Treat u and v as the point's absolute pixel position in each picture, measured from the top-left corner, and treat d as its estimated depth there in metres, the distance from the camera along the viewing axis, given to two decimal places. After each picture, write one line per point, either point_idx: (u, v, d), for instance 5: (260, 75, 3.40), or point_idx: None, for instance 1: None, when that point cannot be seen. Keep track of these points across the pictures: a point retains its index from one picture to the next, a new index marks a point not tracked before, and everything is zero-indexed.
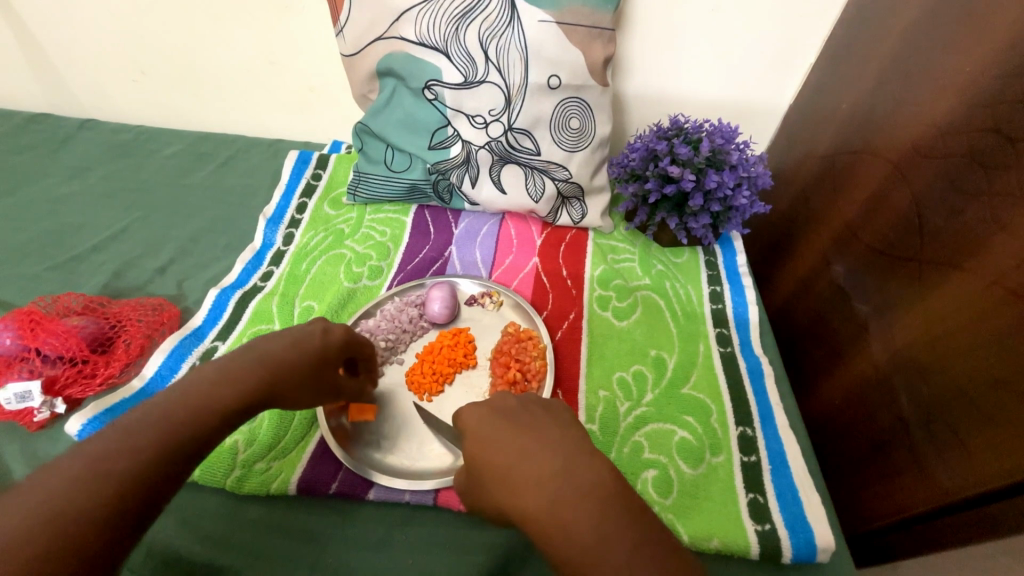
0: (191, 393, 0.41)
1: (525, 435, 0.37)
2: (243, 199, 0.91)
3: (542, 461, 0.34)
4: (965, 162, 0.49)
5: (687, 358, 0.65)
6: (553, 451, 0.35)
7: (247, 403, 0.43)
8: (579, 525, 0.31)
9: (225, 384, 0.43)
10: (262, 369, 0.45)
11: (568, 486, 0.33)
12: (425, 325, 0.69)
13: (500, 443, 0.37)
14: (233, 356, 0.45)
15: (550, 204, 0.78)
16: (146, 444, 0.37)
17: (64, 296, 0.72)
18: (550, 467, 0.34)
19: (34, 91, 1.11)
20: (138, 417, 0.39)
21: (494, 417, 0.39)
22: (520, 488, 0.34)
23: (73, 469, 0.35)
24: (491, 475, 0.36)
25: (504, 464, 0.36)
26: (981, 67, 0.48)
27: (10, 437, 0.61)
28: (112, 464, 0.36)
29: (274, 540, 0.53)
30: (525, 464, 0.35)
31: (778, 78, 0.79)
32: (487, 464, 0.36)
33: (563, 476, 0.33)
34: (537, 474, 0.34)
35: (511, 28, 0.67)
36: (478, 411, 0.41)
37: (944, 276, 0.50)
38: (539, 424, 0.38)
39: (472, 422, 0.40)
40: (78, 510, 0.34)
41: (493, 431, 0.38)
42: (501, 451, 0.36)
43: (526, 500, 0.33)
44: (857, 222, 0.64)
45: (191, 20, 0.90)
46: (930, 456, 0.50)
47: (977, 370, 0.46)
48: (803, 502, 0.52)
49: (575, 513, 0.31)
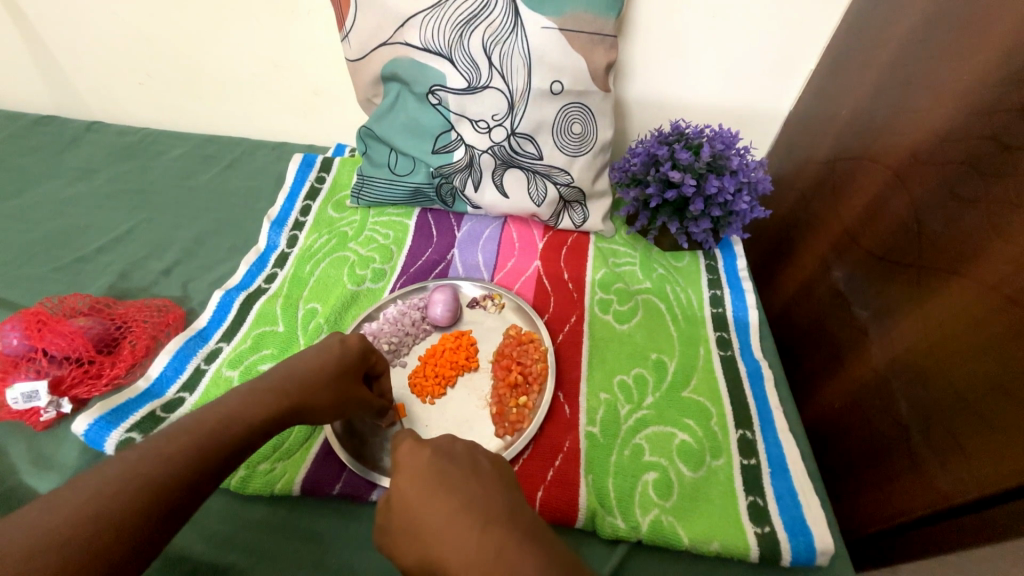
0: (225, 407, 0.43)
1: (467, 481, 0.36)
2: (248, 202, 0.92)
3: (482, 505, 0.34)
4: (963, 170, 0.50)
5: (688, 361, 0.66)
6: (499, 499, 0.35)
7: (274, 420, 0.45)
8: (524, 568, 0.29)
9: (253, 400, 0.45)
10: (289, 384, 0.47)
11: (513, 529, 0.32)
12: (427, 328, 0.70)
13: (441, 485, 0.35)
14: (261, 375, 0.47)
15: (552, 208, 0.79)
16: (175, 450, 0.39)
17: (71, 297, 0.73)
18: (493, 512, 0.33)
19: (41, 93, 1.12)
20: (177, 426, 0.41)
21: (436, 460, 0.38)
22: (461, 531, 0.32)
23: (105, 474, 0.37)
24: (427, 517, 0.34)
25: (439, 510, 0.34)
26: (980, 75, 0.49)
27: (16, 436, 0.62)
28: (144, 468, 0.37)
29: (278, 540, 0.53)
30: (465, 510, 0.33)
31: (778, 83, 0.79)
32: (424, 506, 0.35)
33: (507, 519, 0.33)
34: (482, 515, 0.33)
35: (515, 35, 0.68)
36: (418, 448, 0.39)
37: (943, 282, 0.51)
38: (481, 469, 0.37)
39: (410, 458, 0.38)
40: (110, 512, 0.35)
41: (434, 472, 0.37)
42: (438, 495, 0.35)
43: (465, 543, 0.32)
44: (857, 226, 0.65)
45: (197, 22, 0.90)
46: (928, 460, 0.50)
47: (975, 375, 0.46)
48: (803, 505, 0.53)
49: (518, 557, 0.30)
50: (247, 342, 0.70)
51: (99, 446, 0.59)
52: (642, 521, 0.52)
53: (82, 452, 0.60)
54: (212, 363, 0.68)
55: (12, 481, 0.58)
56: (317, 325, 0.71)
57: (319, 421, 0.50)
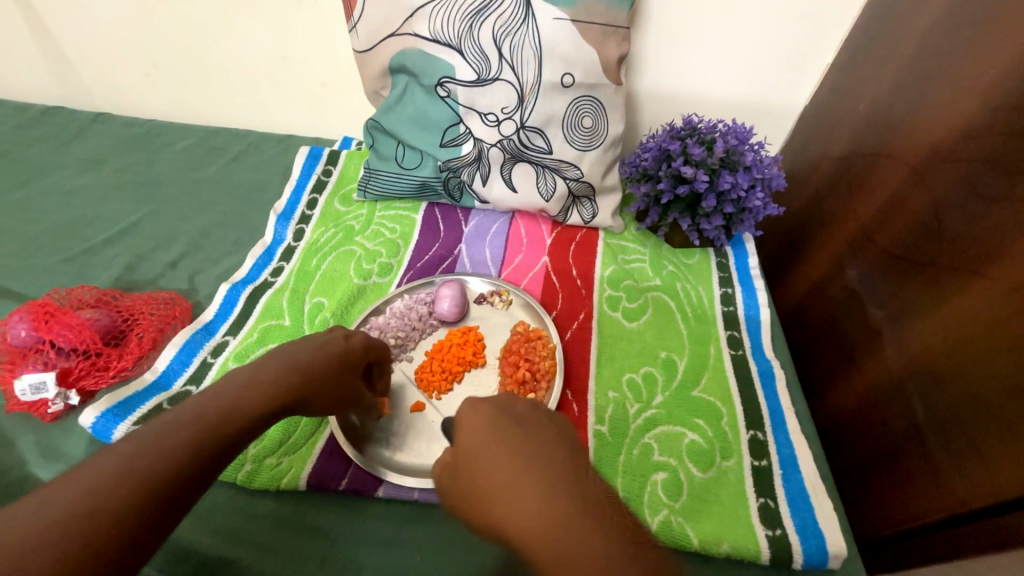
0: (224, 397, 0.43)
1: (527, 442, 0.36)
2: (254, 195, 0.92)
3: (543, 470, 0.34)
4: (985, 166, 0.48)
5: (699, 360, 0.65)
6: (558, 462, 0.35)
7: (272, 409, 0.45)
8: (586, 535, 0.30)
9: (255, 391, 0.44)
10: (292, 374, 0.46)
11: (574, 496, 0.32)
12: (434, 323, 0.69)
13: (501, 445, 0.36)
14: (261, 364, 0.46)
15: (561, 203, 0.78)
16: (174, 446, 0.38)
17: (78, 289, 0.73)
18: (555, 475, 0.33)
19: (49, 84, 1.12)
20: (176, 418, 0.40)
21: (497, 421, 0.38)
22: (520, 496, 0.33)
23: (102, 469, 0.36)
24: (487, 479, 0.35)
25: (503, 470, 0.34)
26: (1005, 69, 0.47)
27: (24, 427, 0.62)
28: (141, 463, 0.37)
29: (283, 535, 0.53)
30: (527, 470, 0.34)
31: (793, 77, 0.78)
32: (485, 468, 0.35)
33: (567, 486, 0.33)
34: (541, 481, 0.33)
35: (526, 26, 0.66)
36: (478, 406, 0.40)
37: (962, 281, 0.50)
38: (539, 433, 0.37)
39: (464, 428, 0.38)
40: (106, 508, 0.34)
41: (493, 432, 0.37)
42: (499, 455, 0.35)
43: (524, 509, 0.32)
44: (873, 225, 0.63)
45: (204, 12, 0.90)
46: (944, 463, 0.49)
47: (995, 379, 0.45)
48: (815, 507, 0.52)
49: (578, 525, 0.30)
50: (253, 336, 0.69)
51: (106, 438, 0.59)
52: (650, 521, 0.51)
53: (89, 444, 0.60)
54: (218, 357, 0.68)
55: (20, 472, 0.58)
56: (323, 320, 0.70)
57: (317, 410, 0.49)
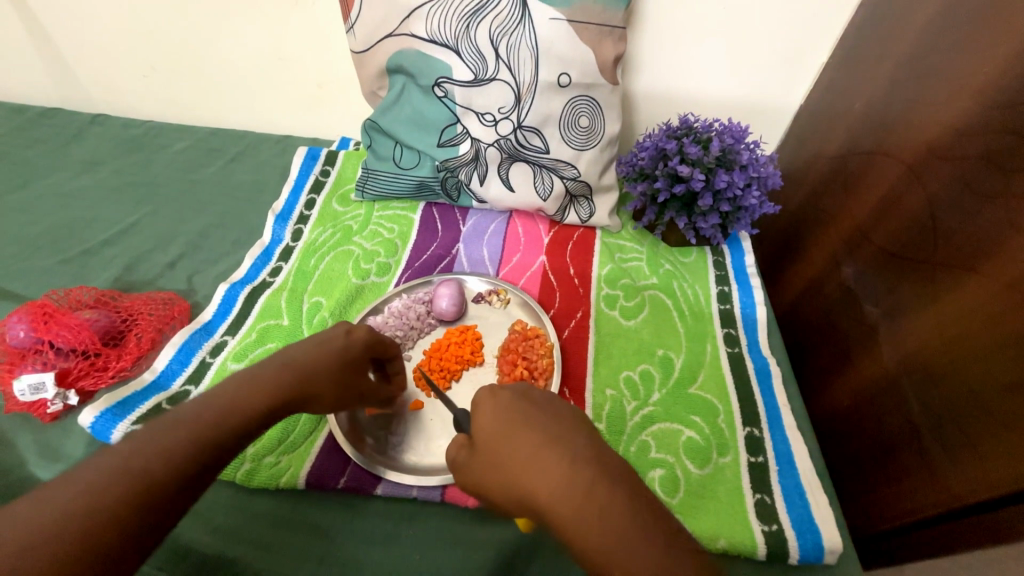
0: (222, 396, 0.43)
1: (549, 421, 0.38)
2: (252, 195, 0.92)
3: (566, 446, 0.36)
4: (980, 164, 0.49)
5: (695, 358, 0.65)
6: (580, 439, 0.36)
7: (272, 409, 0.45)
8: (615, 507, 0.32)
9: (253, 390, 0.44)
10: (291, 372, 0.46)
11: (599, 471, 0.34)
12: (432, 322, 0.69)
13: (524, 424, 0.37)
14: (259, 364, 0.46)
15: (558, 202, 0.78)
16: (172, 445, 0.38)
17: (77, 290, 0.73)
18: (580, 450, 0.35)
19: (46, 86, 1.12)
20: (174, 417, 0.40)
21: (517, 404, 0.39)
22: (547, 471, 0.34)
23: (98, 469, 0.36)
24: (511, 456, 0.36)
25: (528, 447, 0.36)
26: (1000, 68, 0.48)
27: (23, 427, 0.62)
28: (138, 462, 0.37)
29: (282, 533, 0.53)
30: (551, 446, 0.35)
31: (789, 76, 0.78)
32: (509, 446, 0.37)
33: (591, 461, 0.35)
34: (566, 457, 0.35)
35: (522, 26, 0.67)
36: (497, 391, 0.41)
37: (957, 278, 0.50)
38: (558, 414, 0.39)
39: (486, 410, 0.40)
40: (101, 508, 0.34)
41: (515, 413, 0.39)
42: (522, 434, 0.37)
43: (551, 484, 0.34)
44: (868, 222, 0.64)
45: (203, 14, 0.90)
46: (939, 459, 0.49)
47: (989, 375, 0.46)
48: (810, 503, 0.52)
49: (606, 498, 0.33)
50: (251, 335, 0.70)
51: (105, 437, 0.59)
52: None
53: (88, 444, 0.60)
54: (217, 357, 0.68)
55: (19, 472, 0.58)
56: (321, 319, 0.71)
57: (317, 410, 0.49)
